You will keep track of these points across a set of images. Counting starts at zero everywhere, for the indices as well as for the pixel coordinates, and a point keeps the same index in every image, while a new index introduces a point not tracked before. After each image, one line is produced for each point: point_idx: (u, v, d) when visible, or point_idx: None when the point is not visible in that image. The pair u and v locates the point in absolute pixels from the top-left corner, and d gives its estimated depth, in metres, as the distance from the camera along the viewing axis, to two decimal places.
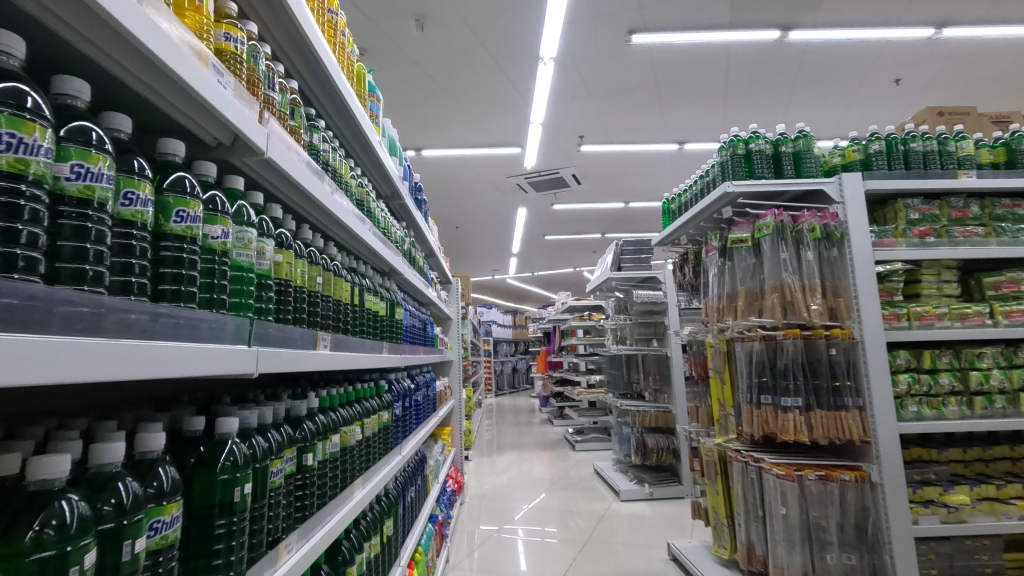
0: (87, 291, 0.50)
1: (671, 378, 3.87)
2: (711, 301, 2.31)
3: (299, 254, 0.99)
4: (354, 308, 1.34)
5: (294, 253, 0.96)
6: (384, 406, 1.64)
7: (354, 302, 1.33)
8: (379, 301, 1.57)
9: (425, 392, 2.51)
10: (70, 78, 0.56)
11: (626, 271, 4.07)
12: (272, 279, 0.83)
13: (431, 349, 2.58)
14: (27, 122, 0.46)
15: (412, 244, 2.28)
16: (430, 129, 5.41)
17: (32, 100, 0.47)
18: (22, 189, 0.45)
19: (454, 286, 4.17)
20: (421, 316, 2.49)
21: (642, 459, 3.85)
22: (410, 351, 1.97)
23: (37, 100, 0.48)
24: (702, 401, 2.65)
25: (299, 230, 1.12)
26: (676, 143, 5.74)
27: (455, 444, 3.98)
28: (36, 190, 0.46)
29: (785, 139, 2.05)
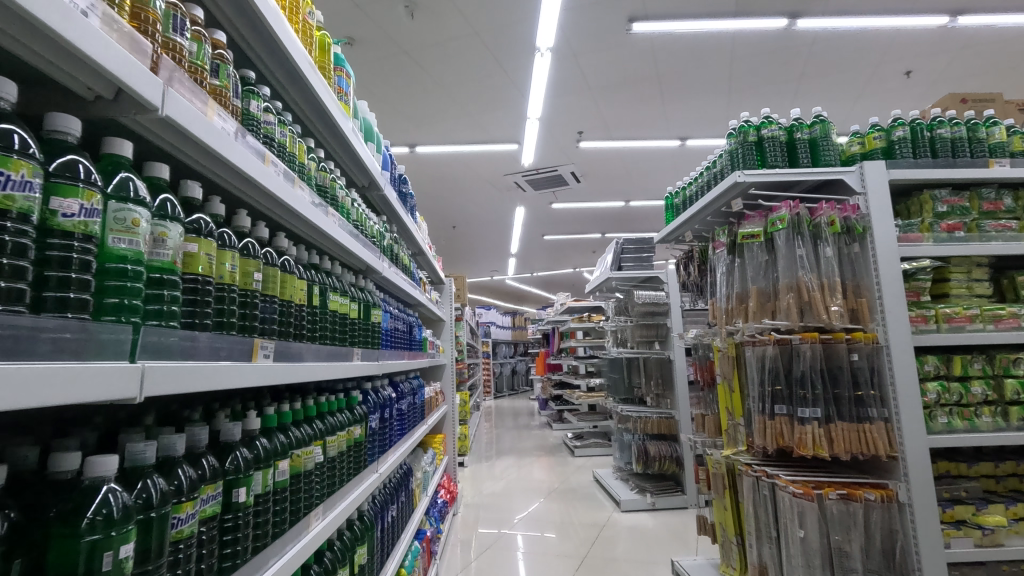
0: (72, 316, 0.51)
1: (674, 383, 3.71)
2: (718, 302, 2.13)
3: (226, 245, 0.82)
4: (312, 310, 1.17)
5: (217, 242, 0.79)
6: (356, 421, 1.46)
7: (311, 303, 1.16)
8: (348, 302, 1.40)
9: (410, 400, 2.33)
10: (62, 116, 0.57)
11: (626, 271, 3.90)
12: (177, 274, 0.65)
13: (417, 354, 2.41)
14: (18, 162, 0.47)
15: (395, 241, 2.11)
16: (424, 124, 5.24)
17: (18, 139, 0.48)
18: (10, 227, 0.46)
19: (446, 287, 4.00)
20: (406, 318, 2.32)
21: (644, 468, 3.67)
22: (391, 356, 1.80)
23: (19, 136, 0.49)
24: (708, 408, 2.47)
25: (237, 218, 0.94)
26: (677, 139, 5.57)
27: (448, 451, 3.81)
28: (22, 226, 0.47)
29: (800, 124, 1.88)
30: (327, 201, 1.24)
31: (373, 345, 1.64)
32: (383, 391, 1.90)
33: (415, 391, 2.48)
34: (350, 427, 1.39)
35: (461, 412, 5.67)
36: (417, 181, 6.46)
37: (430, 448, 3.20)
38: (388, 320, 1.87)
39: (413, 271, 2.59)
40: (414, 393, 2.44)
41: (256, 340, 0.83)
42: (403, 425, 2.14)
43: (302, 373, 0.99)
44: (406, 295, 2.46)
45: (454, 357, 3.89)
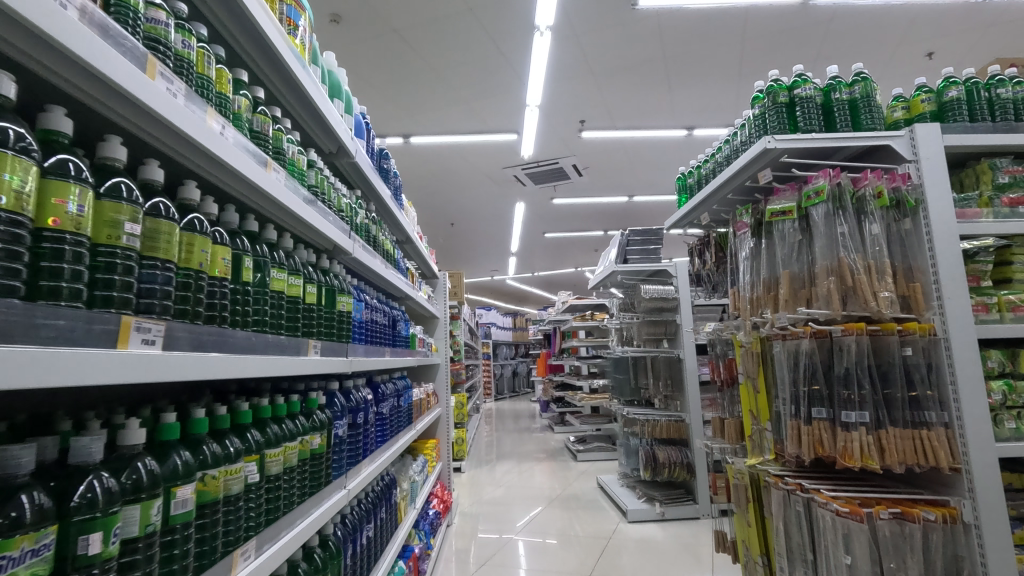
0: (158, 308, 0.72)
1: (684, 384, 3.46)
2: (741, 291, 1.88)
3: (61, 172, 0.60)
4: (241, 289, 0.93)
5: (39, 168, 0.57)
6: (316, 429, 1.21)
7: (237, 280, 0.92)
8: (298, 284, 1.15)
9: (393, 402, 2.08)
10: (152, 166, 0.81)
11: (632, 264, 3.64)
12: None
13: (403, 351, 2.15)
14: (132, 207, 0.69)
15: (376, 224, 1.86)
16: (417, 113, 5.00)
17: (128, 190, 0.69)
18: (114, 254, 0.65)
19: (440, 282, 3.75)
20: (388, 311, 2.06)
21: (653, 475, 3.41)
22: (364, 353, 1.54)
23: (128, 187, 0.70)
24: (725, 411, 2.21)
25: (109, 145, 0.73)
26: (684, 127, 5.34)
27: (442, 457, 3.56)
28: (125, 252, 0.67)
29: (838, 83, 1.61)
30: (268, 154, 1.01)
31: (340, 339, 1.39)
32: (357, 393, 1.64)
33: (400, 392, 2.22)
34: (304, 437, 1.13)
35: (458, 415, 5.42)
36: (412, 174, 6.21)
37: (421, 456, 2.95)
38: (362, 312, 1.62)
39: (398, 259, 2.35)
40: (398, 395, 2.18)
41: (127, 318, 0.59)
42: (383, 430, 1.89)
43: (213, 365, 0.74)
44: (391, 285, 2.22)
45: (448, 356, 3.65)
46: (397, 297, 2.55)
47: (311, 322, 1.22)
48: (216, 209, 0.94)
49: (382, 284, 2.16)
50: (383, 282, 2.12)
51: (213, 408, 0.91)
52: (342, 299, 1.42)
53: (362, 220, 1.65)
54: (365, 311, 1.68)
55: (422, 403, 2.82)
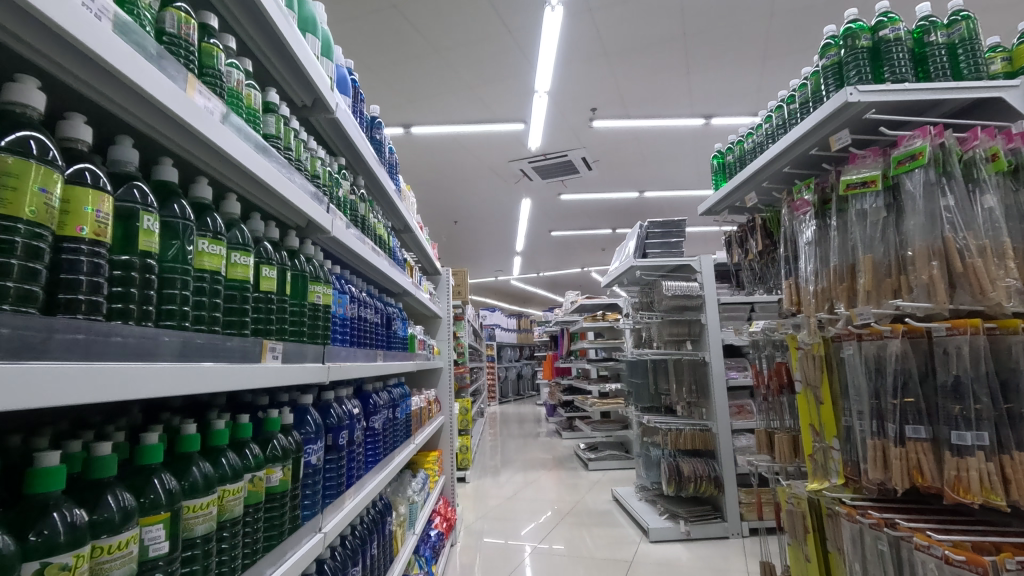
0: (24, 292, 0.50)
1: (711, 389, 3.16)
2: (801, 284, 1.58)
3: None
4: (136, 267, 0.64)
5: None
6: (281, 460, 0.91)
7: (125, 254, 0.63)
8: (244, 263, 0.86)
9: (387, 413, 1.77)
10: (74, 123, 0.65)
11: (652, 258, 3.35)
12: None
13: (399, 353, 1.85)
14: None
15: (365, 203, 1.57)
16: (419, 101, 4.72)
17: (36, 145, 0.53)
18: None
19: (442, 279, 3.45)
20: (382, 308, 1.76)
21: (677, 490, 3.10)
22: (347, 360, 1.23)
23: (39, 143, 0.54)
24: (774, 423, 1.90)
25: None
26: (702, 116, 5.04)
27: (444, 470, 3.26)
28: None
29: (933, 23, 1.30)
30: (188, 68, 0.73)
31: (314, 341, 1.09)
32: (339, 407, 1.34)
33: (396, 400, 1.92)
34: (257, 476, 0.83)
35: (462, 421, 5.12)
36: (414, 167, 5.91)
37: (421, 471, 2.65)
38: (345, 307, 1.31)
39: (396, 250, 2.05)
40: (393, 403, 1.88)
41: None
42: (374, 448, 1.58)
43: (47, 381, 0.44)
44: (387, 279, 1.92)
45: (451, 360, 3.35)
46: (394, 293, 2.25)
47: (266, 318, 0.92)
48: (90, 138, 0.65)
49: (374, 277, 1.86)
50: (375, 275, 1.82)
51: (85, 446, 0.63)
52: (315, 289, 1.12)
53: (347, 195, 1.36)
54: (349, 307, 1.37)
55: (422, 412, 2.51)
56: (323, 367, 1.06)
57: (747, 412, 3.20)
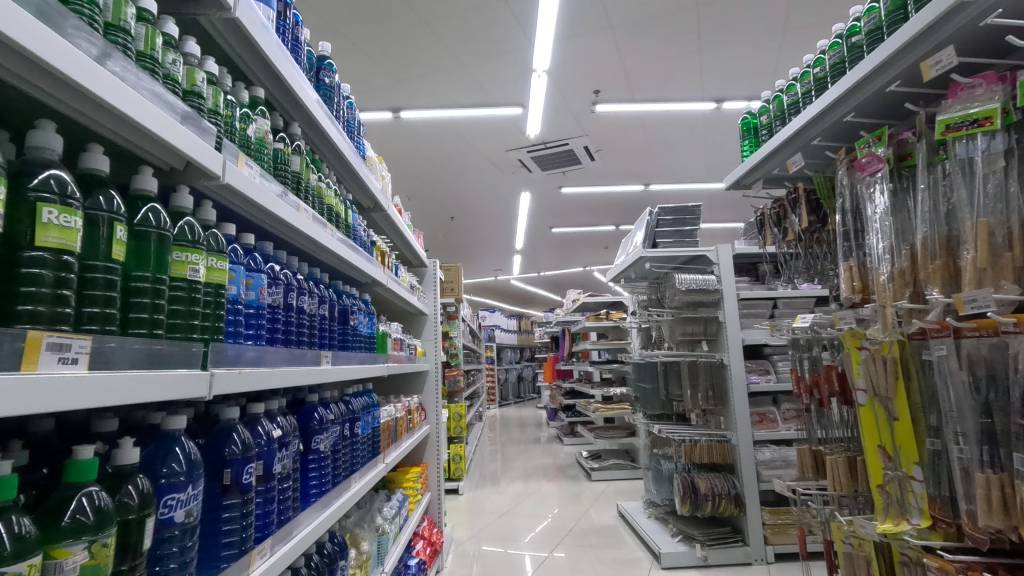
0: None
1: (730, 395, 2.80)
2: (870, 265, 1.22)
3: None
4: None
5: None
6: (95, 535, 0.55)
7: None
8: None
9: (339, 430, 1.40)
10: None
11: (663, 249, 2.99)
12: None
13: (356, 355, 1.48)
14: None
15: (305, 159, 1.20)
16: (408, 82, 4.36)
17: None
18: None
19: (428, 273, 3.10)
20: (333, 298, 1.39)
21: (692, 510, 2.73)
22: (251, 366, 0.87)
23: None
24: (824, 441, 1.53)
25: None
26: (712, 100, 4.68)
27: (429, 487, 2.89)
28: None
29: None
30: None
31: (178, 337, 0.70)
32: (257, 427, 0.98)
33: (356, 411, 1.56)
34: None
35: (455, 428, 4.76)
36: (405, 157, 5.56)
37: (398, 491, 2.29)
38: (261, 292, 0.94)
39: (361, 230, 1.68)
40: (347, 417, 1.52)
41: None
42: (313, 477, 1.22)
43: None
44: (345, 262, 1.54)
45: (438, 362, 2.99)
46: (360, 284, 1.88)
47: (54, 299, 0.52)
48: None
49: (324, 259, 1.48)
50: (326, 257, 1.44)
51: None
52: (182, 257, 0.72)
53: (266, 137, 0.99)
54: (269, 293, 1.00)
55: (398, 422, 2.15)
56: (186, 374, 0.68)
57: (770, 421, 2.85)
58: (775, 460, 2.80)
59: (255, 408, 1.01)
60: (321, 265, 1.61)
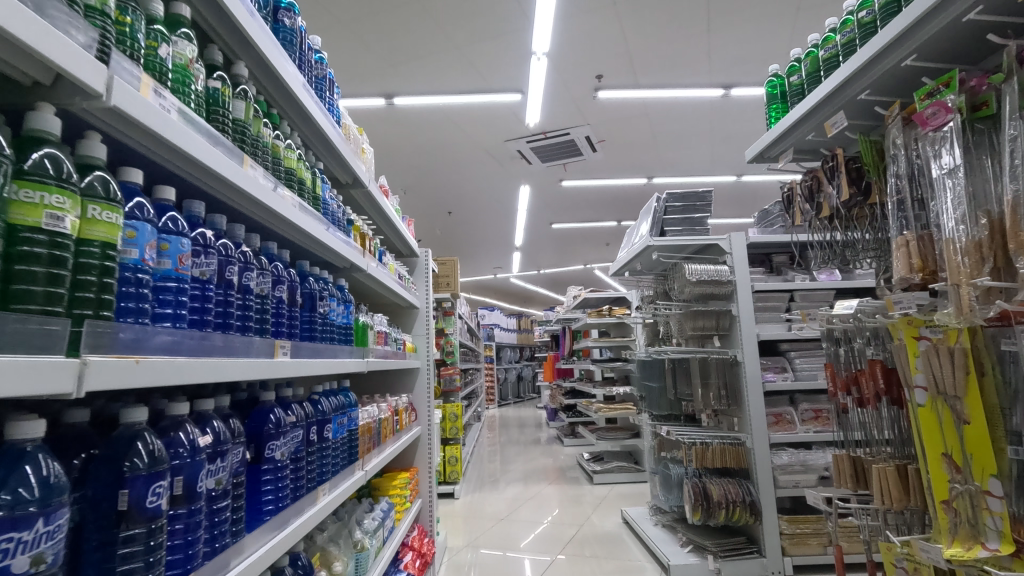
0: None
1: (745, 396, 2.60)
2: (934, 239, 1.02)
3: None
4: None
5: None
6: None
7: None
8: None
9: (303, 434, 1.20)
10: None
11: (671, 237, 2.78)
12: None
13: (324, 347, 1.28)
14: None
15: (254, 109, 1.00)
16: (401, 66, 4.14)
17: None
18: None
19: (419, 264, 2.89)
20: (294, 280, 1.19)
21: (704, 519, 2.51)
22: (159, 355, 0.66)
23: None
24: (872, 447, 1.33)
25: None
26: (720, 86, 4.47)
27: (420, 494, 2.68)
28: None
29: None
30: None
31: (25, 308, 0.50)
32: (180, 433, 0.78)
33: (326, 413, 1.35)
34: None
35: (451, 428, 4.56)
36: (399, 146, 5.35)
37: (383, 500, 2.09)
38: (181, 261, 0.74)
39: (336, 206, 1.47)
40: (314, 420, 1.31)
41: None
42: (265, 491, 1.02)
43: None
44: (313, 241, 1.34)
45: (429, 360, 2.79)
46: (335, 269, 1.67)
47: None
48: None
49: (285, 233, 1.27)
50: (287, 231, 1.24)
51: None
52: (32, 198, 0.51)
53: (189, 66, 0.78)
54: (194, 264, 0.80)
55: (383, 424, 1.95)
56: (35, 357, 0.47)
57: (788, 422, 2.66)
58: (793, 464, 2.60)
59: (175, 409, 0.80)
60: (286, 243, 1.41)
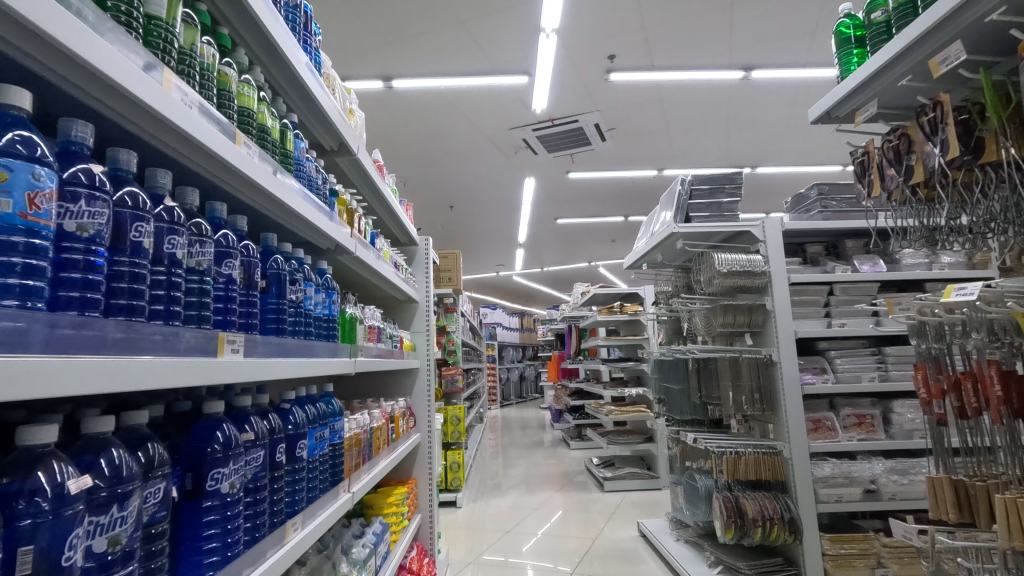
0: None
1: (783, 400, 2.33)
2: None
3: None
4: None
5: None
6: None
7: None
8: None
9: (266, 455, 0.93)
10: None
11: (698, 224, 2.50)
12: None
13: (294, 344, 1.01)
14: None
15: (193, 25, 0.77)
16: (400, 45, 3.87)
17: None
18: None
19: (419, 253, 2.62)
20: (250, 256, 0.96)
21: (738, 537, 2.25)
22: None
23: None
24: (1004, 468, 1.05)
25: None
26: (740, 67, 4.19)
27: (419, 509, 2.40)
28: None
29: None
30: None
31: None
32: (37, 474, 0.50)
33: (300, 426, 1.09)
34: None
35: (452, 432, 4.29)
36: (398, 134, 5.07)
37: (376, 520, 1.81)
38: (33, 204, 0.51)
39: (316, 171, 1.22)
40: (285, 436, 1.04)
41: None
42: (205, 539, 0.75)
43: None
44: (280, 209, 1.11)
45: (430, 360, 2.52)
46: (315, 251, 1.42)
47: None
48: None
49: (244, 197, 1.04)
50: (245, 194, 1.01)
51: None
52: None
53: None
54: (70, 214, 0.57)
55: (376, 433, 1.68)
56: None
57: (828, 430, 2.38)
58: (836, 477, 2.32)
59: (35, 436, 0.53)
60: (250, 214, 1.17)
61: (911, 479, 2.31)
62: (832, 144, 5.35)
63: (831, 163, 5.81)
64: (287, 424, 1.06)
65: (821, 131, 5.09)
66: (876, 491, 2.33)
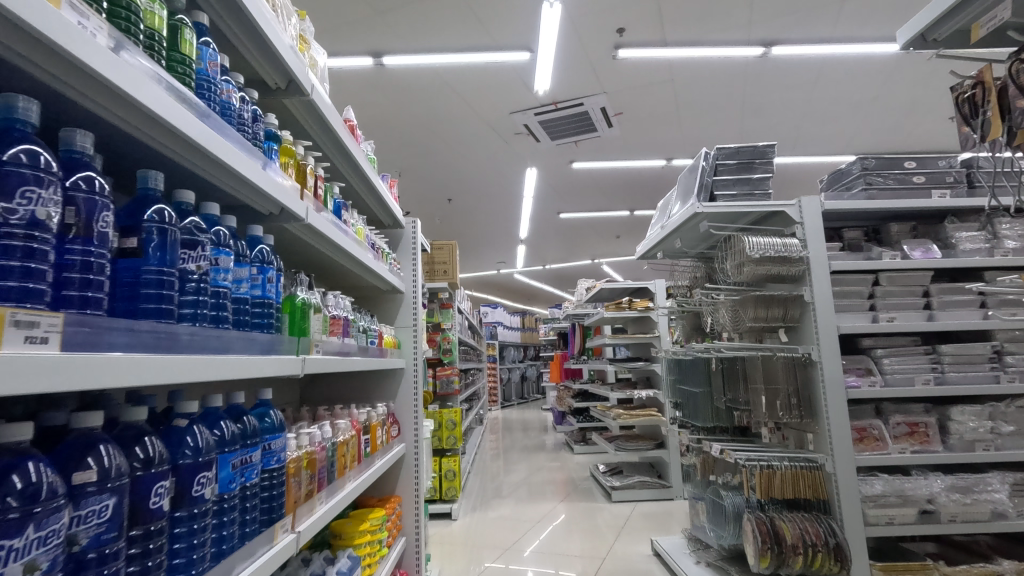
0: None
1: (825, 406, 2.01)
2: None
3: None
4: None
5: None
6: None
7: None
8: None
9: (125, 505, 0.59)
10: None
11: (725, 203, 2.17)
12: None
13: (185, 338, 0.67)
14: None
15: None
16: (390, 18, 3.54)
17: None
18: None
19: (404, 237, 2.30)
20: (101, 196, 0.60)
21: (773, 566, 1.93)
22: None
23: None
24: None
25: None
26: (760, 42, 3.86)
27: (404, 533, 2.08)
28: None
29: None
30: None
31: None
32: None
33: (204, 452, 0.75)
34: None
35: (447, 438, 3.96)
36: (391, 117, 4.76)
37: (345, 553, 1.49)
38: None
39: (240, 103, 0.89)
40: (175, 469, 0.71)
41: None
42: None
43: None
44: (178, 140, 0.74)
45: (417, 359, 2.19)
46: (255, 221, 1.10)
47: None
48: None
49: (111, 114, 0.68)
50: (107, 104, 0.64)
51: None
52: None
53: None
54: None
55: (343, 448, 1.36)
56: None
57: (876, 440, 2.07)
58: (888, 495, 2.00)
59: None
60: (140, 155, 0.81)
61: (974, 498, 1.99)
62: (852, 129, 5.03)
63: (850, 150, 5.49)
64: (180, 450, 0.72)
65: (841, 114, 4.78)
66: (933, 512, 2.01)
